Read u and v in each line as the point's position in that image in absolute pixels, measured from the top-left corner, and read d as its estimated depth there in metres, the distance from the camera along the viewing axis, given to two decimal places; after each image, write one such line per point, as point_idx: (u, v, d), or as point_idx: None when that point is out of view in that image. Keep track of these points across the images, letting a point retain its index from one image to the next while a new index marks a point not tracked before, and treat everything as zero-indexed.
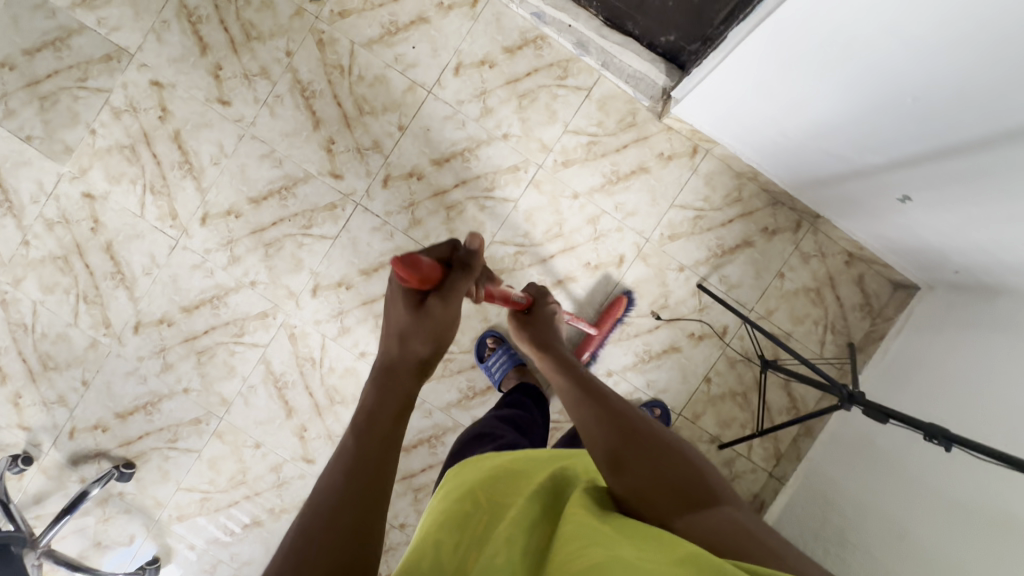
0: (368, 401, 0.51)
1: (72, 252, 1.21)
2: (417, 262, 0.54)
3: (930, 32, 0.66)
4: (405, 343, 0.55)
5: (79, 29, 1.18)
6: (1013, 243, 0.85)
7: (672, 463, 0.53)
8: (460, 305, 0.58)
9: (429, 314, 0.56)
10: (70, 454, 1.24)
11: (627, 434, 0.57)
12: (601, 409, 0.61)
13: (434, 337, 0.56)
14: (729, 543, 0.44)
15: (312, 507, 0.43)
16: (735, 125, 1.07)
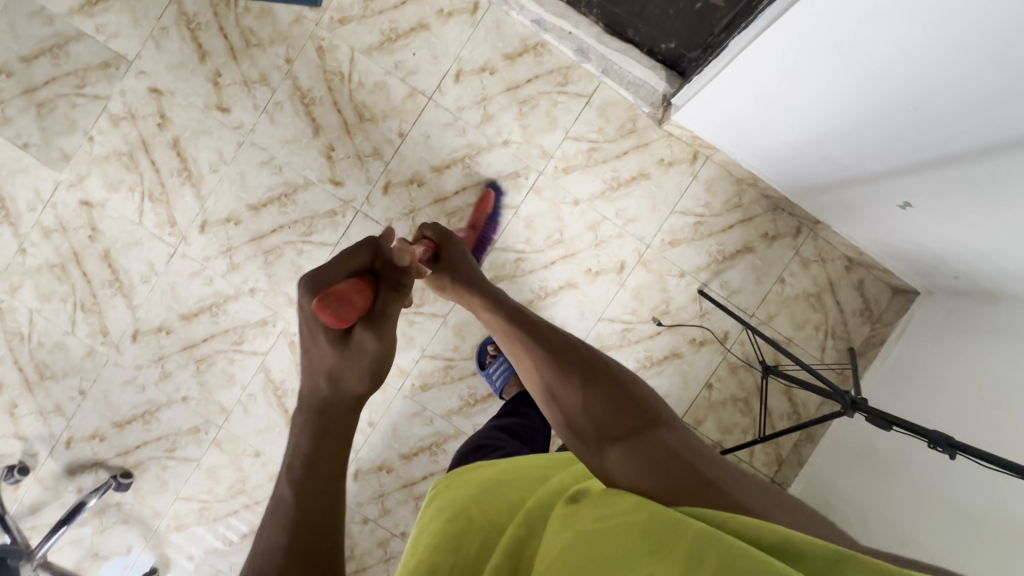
0: (304, 446, 0.54)
1: (70, 260, 1.20)
2: (345, 299, 0.55)
3: (932, 44, 0.67)
4: (338, 382, 0.56)
5: (77, 36, 1.17)
6: (1013, 248, 0.85)
7: (601, 389, 0.63)
8: (393, 330, 0.60)
9: (358, 347, 0.57)
10: (67, 464, 1.23)
11: (561, 369, 0.67)
12: (535, 346, 0.71)
13: (368, 371, 0.57)
14: (660, 463, 0.50)
15: (262, 554, 0.46)
16: (737, 133, 1.08)
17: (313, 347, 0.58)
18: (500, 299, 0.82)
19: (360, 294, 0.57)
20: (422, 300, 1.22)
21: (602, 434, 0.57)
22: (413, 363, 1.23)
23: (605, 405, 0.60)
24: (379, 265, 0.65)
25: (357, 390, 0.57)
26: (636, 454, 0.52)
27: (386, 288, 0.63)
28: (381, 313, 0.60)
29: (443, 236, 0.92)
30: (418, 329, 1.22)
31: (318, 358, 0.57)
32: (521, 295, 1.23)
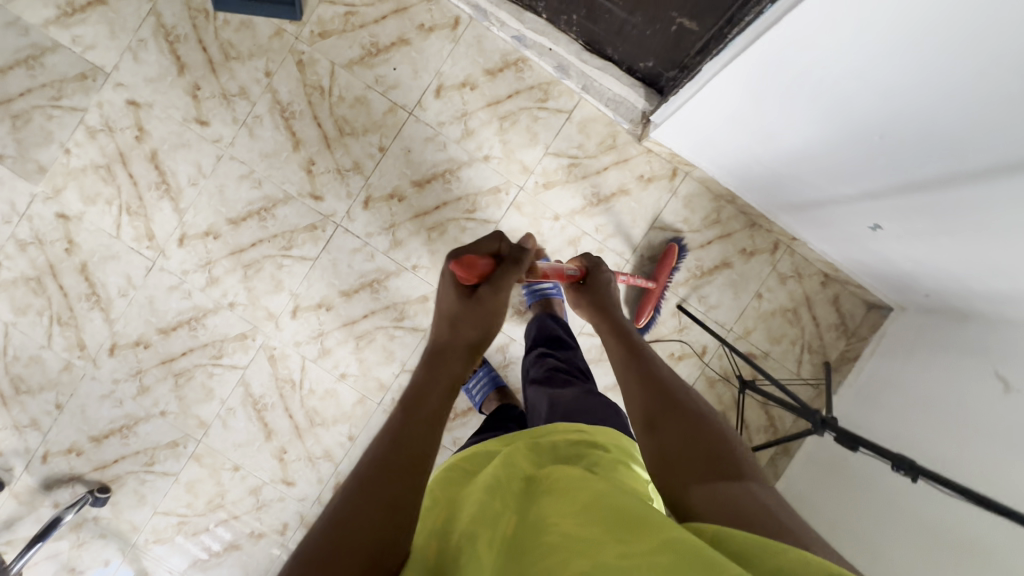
0: (419, 379, 0.61)
1: (46, 273, 1.19)
2: (470, 262, 0.66)
3: (897, 78, 0.68)
4: (457, 326, 0.67)
5: (53, 47, 1.16)
6: (989, 271, 0.86)
7: (707, 437, 0.59)
8: (506, 294, 0.69)
9: (479, 301, 0.68)
10: (43, 479, 1.22)
11: (668, 407, 0.64)
12: (648, 385, 0.68)
13: (482, 322, 0.67)
14: (742, 509, 0.49)
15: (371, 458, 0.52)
16: (712, 151, 1.09)
17: (442, 299, 0.70)
18: (624, 328, 0.80)
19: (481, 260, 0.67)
20: (403, 314, 1.23)
21: (699, 475, 0.55)
22: (393, 378, 1.24)
23: (709, 448, 0.58)
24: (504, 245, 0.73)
25: (469, 338, 0.67)
26: (722, 509, 0.50)
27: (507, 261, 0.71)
28: (500, 280, 0.69)
29: (594, 264, 0.90)
30: (399, 343, 1.23)
31: (443, 306, 0.69)
32: None
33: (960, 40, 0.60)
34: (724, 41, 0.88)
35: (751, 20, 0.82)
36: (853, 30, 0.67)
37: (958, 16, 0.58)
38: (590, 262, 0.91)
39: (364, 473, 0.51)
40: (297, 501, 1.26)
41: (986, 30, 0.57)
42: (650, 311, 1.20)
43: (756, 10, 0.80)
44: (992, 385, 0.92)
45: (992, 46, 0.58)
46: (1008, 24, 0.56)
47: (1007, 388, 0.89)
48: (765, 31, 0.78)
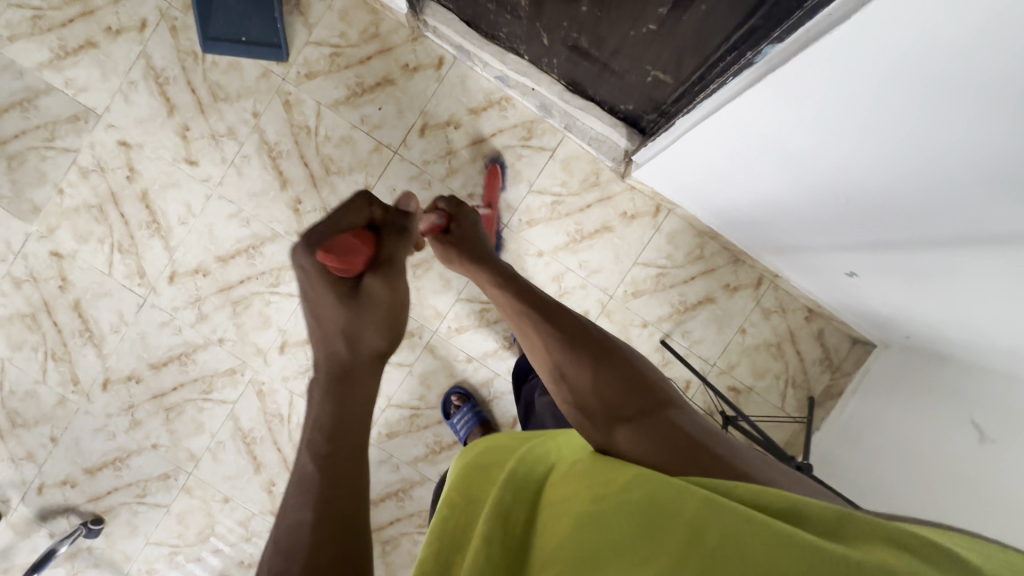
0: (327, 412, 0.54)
1: (41, 310, 1.22)
2: (350, 248, 0.62)
3: (866, 150, 0.68)
4: (359, 338, 0.60)
5: (46, 90, 1.18)
6: (965, 324, 0.86)
7: (613, 368, 0.61)
8: (399, 278, 0.66)
9: (369, 300, 0.62)
10: (38, 509, 1.25)
11: (571, 346, 0.64)
12: (547, 325, 0.67)
13: (382, 325, 0.62)
14: (671, 444, 0.50)
15: (291, 533, 0.44)
16: (694, 194, 1.11)
17: (323, 311, 0.61)
18: (510, 274, 0.79)
19: (364, 243, 0.63)
20: None
21: (613, 411, 0.56)
22: (379, 412, 1.26)
23: (617, 381, 0.59)
24: (380, 213, 0.70)
25: (375, 347, 0.61)
26: (655, 439, 0.51)
27: (390, 235, 0.68)
28: (384, 259, 0.66)
29: (454, 208, 0.90)
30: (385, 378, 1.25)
31: (331, 321, 0.60)
32: (484, 344, 1.25)
33: (922, 129, 0.59)
34: (692, 102, 0.89)
35: (715, 88, 0.82)
36: (818, 104, 0.67)
37: (912, 108, 0.58)
38: (450, 205, 0.90)
39: (289, 555, 0.42)
40: None
41: (944, 120, 0.56)
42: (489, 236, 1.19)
43: (719, 79, 0.80)
44: (967, 433, 0.92)
45: (949, 139, 0.58)
46: (963, 122, 0.55)
47: (981, 438, 0.89)
48: (731, 100, 0.79)
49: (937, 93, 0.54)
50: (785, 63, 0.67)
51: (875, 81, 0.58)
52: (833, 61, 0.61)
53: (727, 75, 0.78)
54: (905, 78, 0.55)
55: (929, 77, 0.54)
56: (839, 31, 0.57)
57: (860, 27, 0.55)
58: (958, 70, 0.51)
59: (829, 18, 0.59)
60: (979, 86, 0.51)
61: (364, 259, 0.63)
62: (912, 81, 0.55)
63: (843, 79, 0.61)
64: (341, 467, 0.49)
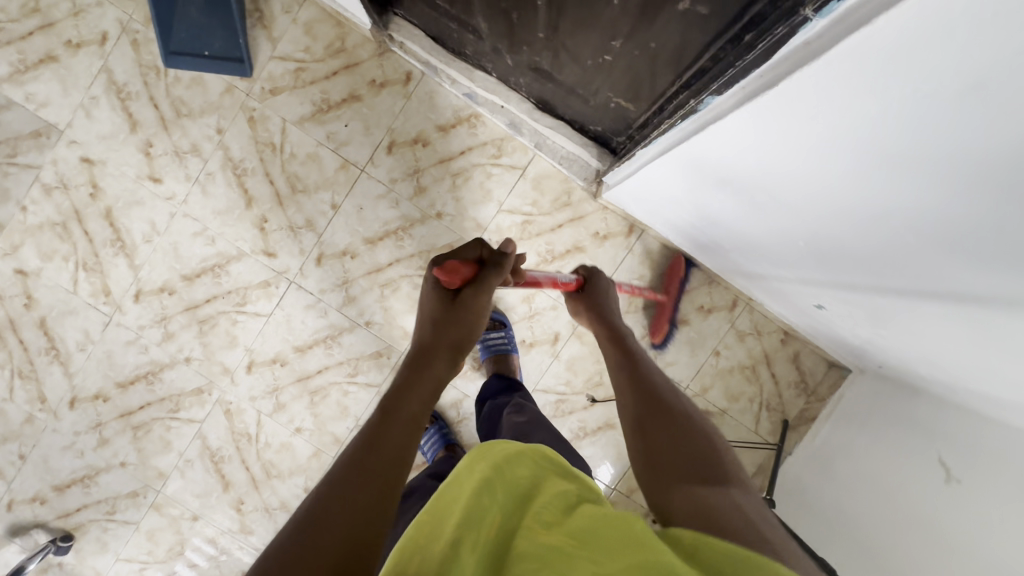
0: (397, 379, 0.59)
1: (6, 328, 1.21)
2: (455, 268, 0.65)
3: (808, 207, 0.61)
4: (439, 329, 0.65)
5: (6, 104, 1.15)
6: (941, 364, 0.80)
7: (690, 436, 0.59)
8: (489, 298, 0.68)
9: (462, 304, 0.66)
10: (8, 526, 1.24)
11: (652, 407, 0.64)
12: (638, 386, 0.67)
13: (464, 324, 0.66)
14: (720, 515, 0.48)
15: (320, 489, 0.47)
16: (660, 217, 1.08)
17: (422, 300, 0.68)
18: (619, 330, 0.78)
19: (466, 266, 0.66)
20: (356, 369, 1.23)
21: (667, 474, 0.56)
22: (348, 432, 1.25)
23: (690, 461, 0.56)
24: (486, 254, 0.71)
25: (454, 340, 0.65)
26: (694, 512, 0.49)
27: (490, 268, 0.69)
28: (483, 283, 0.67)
29: (591, 271, 0.88)
30: (353, 399, 1.24)
31: (425, 308, 0.68)
32: None
33: (858, 197, 0.52)
34: (649, 137, 0.85)
35: (666, 127, 0.77)
36: (757, 163, 0.60)
37: (847, 179, 0.51)
38: (586, 271, 0.89)
39: (333, 494, 0.46)
40: (254, 550, 1.28)
41: (877, 191, 0.49)
42: (666, 325, 1.21)
43: (668, 119, 0.76)
44: (936, 472, 0.90)
45: (893, 213, 0.51)
46: (901, 198, 0.48)
47: (948, 478, 0.87)
48: (679, 143, 0.73)
49: (872, 171, 0.47)
50: (721, 119, 0.61)
51: (805, 150, 0.51)
52: (766, 123, 0.54)
53: (676, 117, 0.73)
54: (837, 155, 0.48)
55: (857, 153, 0.46)
56: (771, 92, 0.50)
57: (789, 92, 0.48)
58: (890, 152, 0.43)
59: (761, 78, 0.52)
60: (912, 170, 0.44)
61: (464, 278, 0.66)
62: (840, 154, 0.48)
63: (777, 144, 0.55)
64: (394, 431, 0.53)
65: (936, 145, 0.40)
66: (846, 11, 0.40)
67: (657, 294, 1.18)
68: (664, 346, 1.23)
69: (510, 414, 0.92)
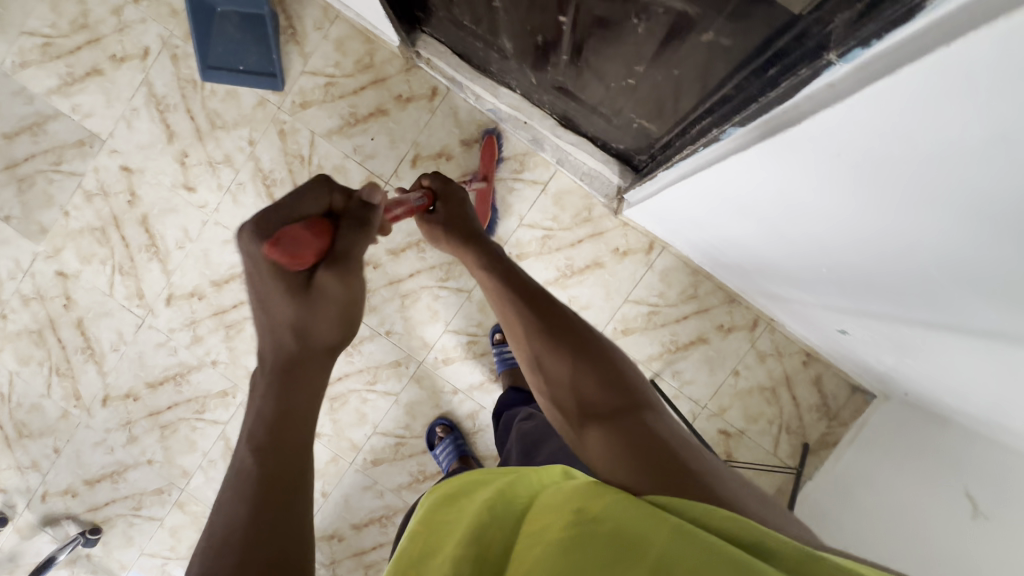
0: (266, 405, 0.49)
1: (46, 327, 1.26)
2: (300, 239, 0.51)
3: (829, 236, 0.60)
4: (306, 336, 0.52)
5: (54, 115, 1.22)
6: (968, 397, 0.78)
7: (590, 365, 0.58)
8: (360, 277, 0.55)
9: (324, 296, 0.52)
10: (41, 516, 1.30)
11: (549, 339, 0.61)
12: (532, 316, 0.63)
13: (339, 318, 0.54)
14: (635, 445, 0.49)
15: (217, 537, 0.41)
16: (680, 235, 1.07)
17: (268, 300, 0.52)
18: (502, 260, 0.73)
19: (320, 236, 0.52)
20: (375, 378, 1.25)
21: (586, 413, 0.55)
22: (365, 439, 1.26)
23: (602, 391, 0.56)
24: (339, 201, 0.58)
25: (328, 339, 0.53)
26: (610, 459, 0.49)
27: (350, 225, 0.57)
28: (340, 250, 0.54)
29: (443, 184, 0.85)
30: (371, 406, 1.26)
31: (277, 314, 0.52)
32: (471, 376, 1.25)
33: (880, 230, 0.51)
34: (671, 160, 0.85)
35: (690, 151, 0.77)
36: (778, 192, 0.60)
37: (869, 213, 0.50)
38: (439, 183, 0.86)
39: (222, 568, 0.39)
40: None
41: (896, 223, 0.48)
42: (487, 211, 1.17)
43: (692, 145, 0.76)
44: (962, 504, 0.86)
45: (918, 247, 0.50)
46: (923, 233, 0.47)
47: (975, 512, 0.83)
48: (701, 170, 0.73)
49: (893, 207, 0.46)
50: (745, 149, 0.61)
51: (825, 184, 0.51)
52: (788, 156, 0.54)
53: (699, 144, 0.73)
54: (857, 190, 0.48)
55: (878, 192, 0.46)
56: (795, 130, 0.50)
57: (811, 131, 0.48)
58: (911, 191, 0.42)
59: (785, 114, 0.52)
60: (933, 211, 0.43)
61: (319, 254, 0.53)
62: (862, 191, 0.47)
63: (798, 176, 0.54)
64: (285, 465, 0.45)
65: (956, 189, 0.39)
66: (872, 57, 0.40)
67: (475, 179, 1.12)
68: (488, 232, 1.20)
69: (519, 422, 0.91)
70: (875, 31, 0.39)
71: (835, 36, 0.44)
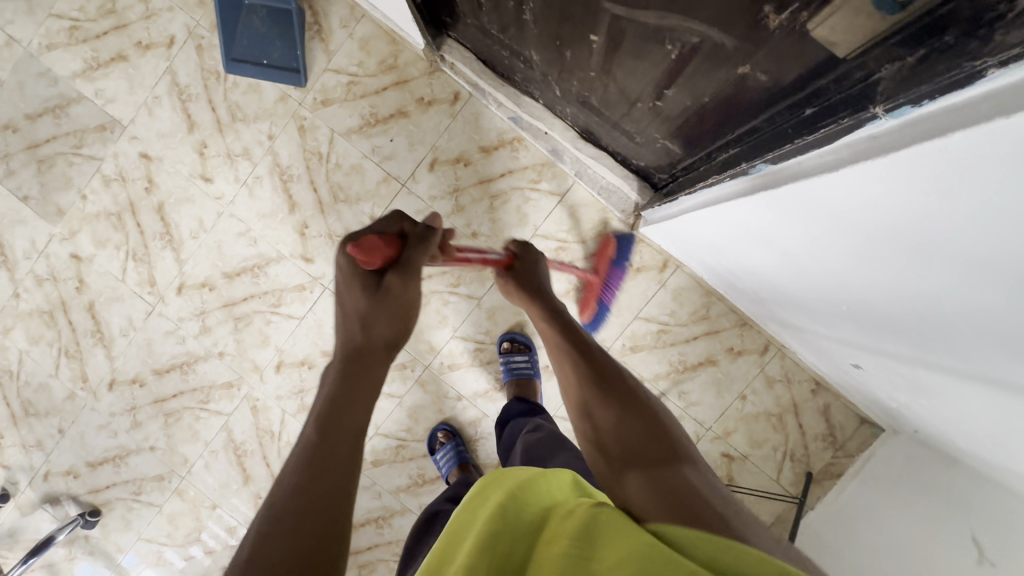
0: (329, 392, 0.52)
1: (58, 308, 1.27)
2: (375, 246, 0.55)
3: (855, 279, 0.59)
4: (367, 328, 0.55)
5: (77, 99, 1.22)
6: (984, 443, 0.76)
7: (637, 410, 0.60)
8: (420, 280, 0.58)
9: (388, 292, 0.56)
10: (43, 494, 1.31)
11: (599, 385, 0.63)
12: (586, 366, 0.65)
13: (395, 318, 0.56)
14: (672, 489, 0.48)
15: (279, 501, 0.45)
16: (696, 256, 1.06)
17: (346, 295, 0.58)
18: (561, 312, 0.73)
19: (388, 244, 0.57)
20: None
21: (628, 460, 0.55)
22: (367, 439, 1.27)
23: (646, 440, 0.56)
24: (408, 228, 0.61)
25: (386, 336, 0.56)
26: (644, 489, 0.49)
27: (414, 242, 0.59)
28: (407, 264, 0.58)
29: (522, 247, 0.81)
30: None
31: (350, 307, 0.57)
32: (476, 384, 1.25)
33: (908, 280, 0.50)
34: (694, 184, 0.85)
35: (714, 180, 0.77)
36: (807, 232, 0.59)
37: (901, 263, 0.48)
38: (518, 245, 0.82)
39: (276, 524, 0.43)
40: None
41: (929, 276, 0.47)
42: (592, 304, 1.17)
43: (717, 173, 0.75)
44: (968, 551, 0.84)
45: (945, 299, 0.49)
46: (957, 287, 0.45)
47: (981, 559, 0.81)
48: (725, 200, 0.73)
49: (928, 261, 0.44)
50: (775, 186, 0.60)
51: (859, 229, 0.49)
52: (820, 197, 0.52)
53: (727, 173, 0.72)
54: (891, 239, 0.46)
55: (912, 243, 0.44)
56: (832, 176, 0.49)
57: (849, 179, 0.47)
58: (951, 249, 0.41)
59: (822, 159, 0.51)
60: (971, 269, 0.41)
61: (386, 260, 0.57)
62: (896, 241, 0.46)
63: (829, 218, 0.53)
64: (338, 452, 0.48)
65: (997, 255, 0.37)
66: (920, 117, 0.39)
67: (584, 271, 1.14)
68: (592, 326, 1.19)
69: (526, 434, 0.91)
70: (928, 92, 0.38)
71: (883, 87, 0.43)
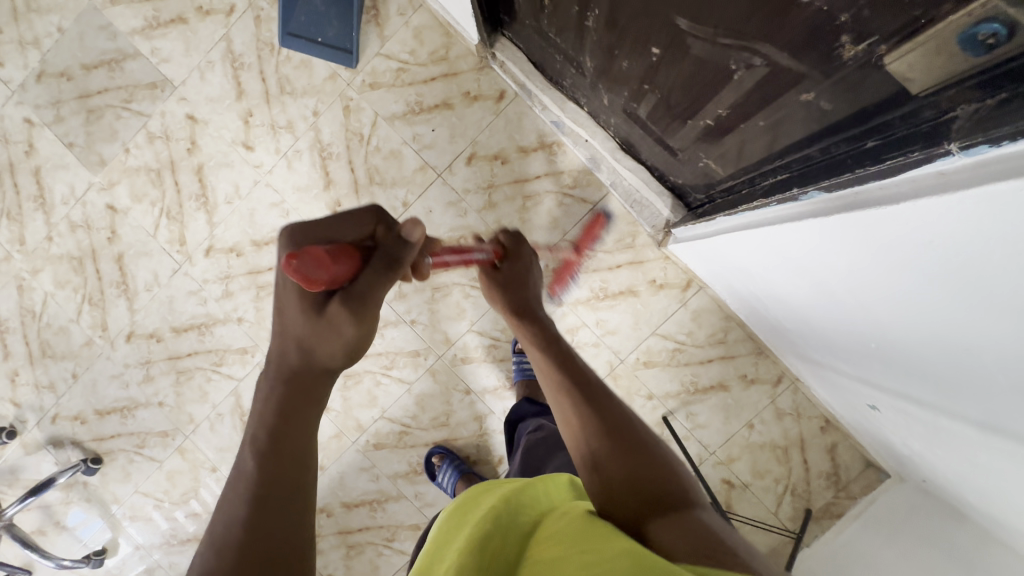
0: (268, 412, 0.51)
1: (88, 255, 1.29)
2: (322, 260, 0.48)
3: (891, 317, 0.59)
4: (310, 351, 0.52)
5: (133, 55, 1.25)
6: (995, 498, 0.75)
7: (647, 459, 0.55)
8: (375, 313, 0.54)
9: (330, 319, 0.52)
10: (49, 436, 1.33)
11: (606, 432, 0.58)
12: (587, 403, 0.61)
13: (348, 346, 0.53)
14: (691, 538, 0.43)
15: (219, 540, 0.44)
16: (721, 278, 1.07)
17: (284, 302, 0.53)
18: (554, 335, 0.73)
19: (339, 262, 0.50)
20: (392, 363, 1.26)
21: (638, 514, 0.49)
22: (371, 421, 1.27)
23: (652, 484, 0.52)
24: (381, 232, 0.57)
25: (329, 363, 0.53)
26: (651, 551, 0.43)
27: (378, 263, 0.55)
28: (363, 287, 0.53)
29: (515, 243, 0.84)
30: (383, 390, 1.27)
31: (289, 324, 0.53)
32: (486, 380, 1.25)
33: (947, 321, 0.50)
34: (734, 206, 0.85)
35: (759, 204, 0.77)
36: (849, 264, 0.59)
37: (941, 302, 0.49)
38: (508, 238, 0.84)
39: (221, 552, 0.43)
40: None
41: (969, 319, 0.47)
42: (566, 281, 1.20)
43: (762, 198, 0.76)
44: None
45: (984, 348, 0.49)
46: (994, 333, 0.45)
47: None
48: (769, 224, 0.73)
49: (974, 305, 0.45)
50: (823, 215, 0.61)
51: (903, 262, 0.50)
52: (869, 229, 0.53)
53: (773, 198, 0.73)
54: (938, 279, 0.47)
55: (956, 280, 0.45)
56: (890, 208, 0.49)
57: (903, 214, 0.47)
58: (998, 293, 0.41)
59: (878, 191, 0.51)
60: (1012, 315, 0.41)
61: (336, 277, 0.51)
62: (940, 277, 0.46)
63: (875, 251, 0.53)
64: (285, 456, 0.49)
65: None
66: (998, 157, 0.37)
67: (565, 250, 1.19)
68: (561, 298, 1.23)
69: (527, 434, 0.91)
70: (1006, 133, 0.37)
71: (957, 126, 0.42)
